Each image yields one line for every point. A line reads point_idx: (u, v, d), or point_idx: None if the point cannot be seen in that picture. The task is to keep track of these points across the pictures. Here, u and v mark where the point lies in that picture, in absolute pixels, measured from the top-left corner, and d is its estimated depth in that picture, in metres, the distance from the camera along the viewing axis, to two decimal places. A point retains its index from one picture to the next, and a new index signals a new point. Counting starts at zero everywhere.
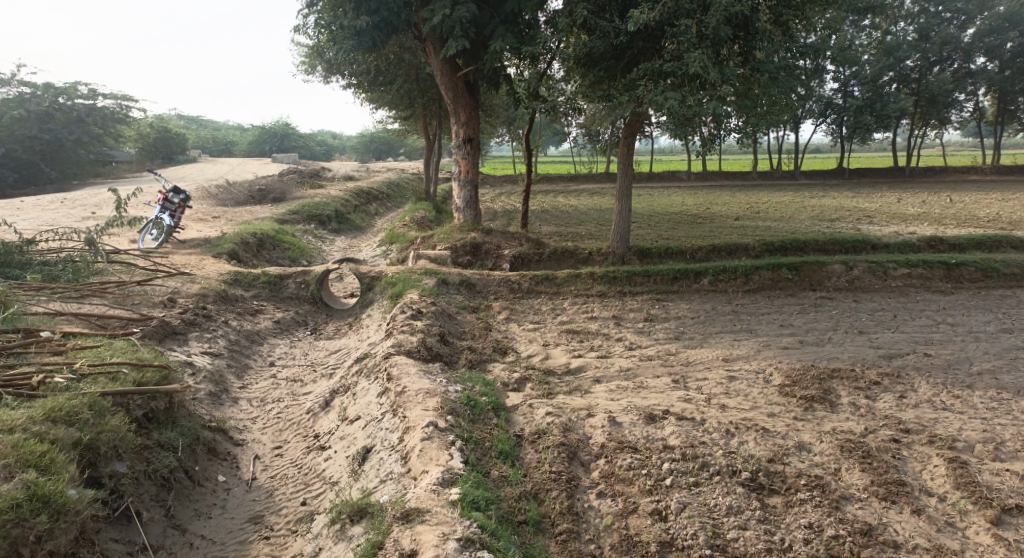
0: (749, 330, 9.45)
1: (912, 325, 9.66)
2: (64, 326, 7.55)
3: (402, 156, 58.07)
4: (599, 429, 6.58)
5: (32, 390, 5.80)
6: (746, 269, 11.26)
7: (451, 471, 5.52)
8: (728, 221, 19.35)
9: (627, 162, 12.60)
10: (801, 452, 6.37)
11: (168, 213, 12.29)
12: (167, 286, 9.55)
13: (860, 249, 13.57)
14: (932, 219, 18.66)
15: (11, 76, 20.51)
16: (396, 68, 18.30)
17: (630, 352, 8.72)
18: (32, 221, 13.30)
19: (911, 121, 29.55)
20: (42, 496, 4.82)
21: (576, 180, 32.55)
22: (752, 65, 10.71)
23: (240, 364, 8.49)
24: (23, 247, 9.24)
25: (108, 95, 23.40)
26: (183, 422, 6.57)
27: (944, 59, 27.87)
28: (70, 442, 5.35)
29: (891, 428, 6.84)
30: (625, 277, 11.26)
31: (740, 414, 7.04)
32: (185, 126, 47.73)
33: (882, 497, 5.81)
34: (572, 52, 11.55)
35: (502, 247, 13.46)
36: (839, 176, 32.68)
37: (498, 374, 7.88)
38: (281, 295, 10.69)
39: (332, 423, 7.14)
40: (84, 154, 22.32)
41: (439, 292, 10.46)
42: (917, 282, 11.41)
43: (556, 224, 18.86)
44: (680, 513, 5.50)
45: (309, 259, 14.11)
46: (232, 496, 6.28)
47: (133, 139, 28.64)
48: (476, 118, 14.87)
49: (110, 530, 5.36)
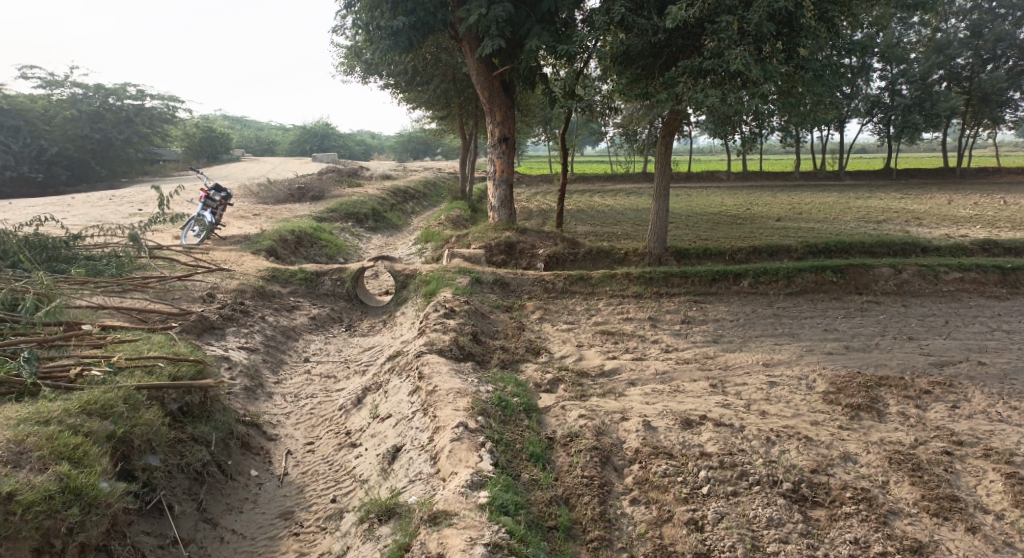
0: (792, 334, 9.17)
1: (964, 332, 9.26)
2: (104, 319, 7.64)
3: (440, 155, 58.40)
4: (633, 434, 6.42)
5: (70, 382, 5.86)
6: (789, 272, 10.93)
7: (480, 473, 5.41)
8: (769, 221, 18.96)
9: (666, 161, 12.36)
10: (846, 463, 6.12)
11: (209, 210, 12.43)
12: (206, 281, 9.64)
13: (909, 252, 13.12)
14: (985, 221, 18.01)
15: (64, 76, 21.07)
16: (433, 67, 18.24)
17: (666, 354, 8.52)
18: (81, 218, 13.60)
19: (962, 121, 28.64)
20: (75, 489, 4.86)
21: (613, 180, 32.24)
22: (797, 62, 10.46)
23: (276, 359, 8.53)
24: (69, 242, 9.42)
25: (156, 95, 23.89)
26: (217, 416, 6.59)
27: (998, 57, 26.84)
28: (104, 435, 5.39)
29: (943, 439, 6.54)
30: (662, 278, 11.01)
31: (781, 421, 6.80)
32: (229, 126, 48.60)
33: (933, 512, 5.54)
34: (611, 49, 11.36)
35: (537, 246, 13.32)
36: (886, 177, 31.79)
37: (531, 375, 7.77)
38: (317, 292, 10.71)
39: (364, 420, 7.10)
40: (132, 153, 22.84)
41: (473, 290, 10.38)
42: (969, 286, 10.97)
43: (593, 224, 18.67)
44: (718, 523, 5.31)
45: (346, 257, 14.18)
46: (264, 491, 6.28)
47: (179, 139, 29.28)
48: (512, 117, 14.76)
49: (142, 523, 5.38)
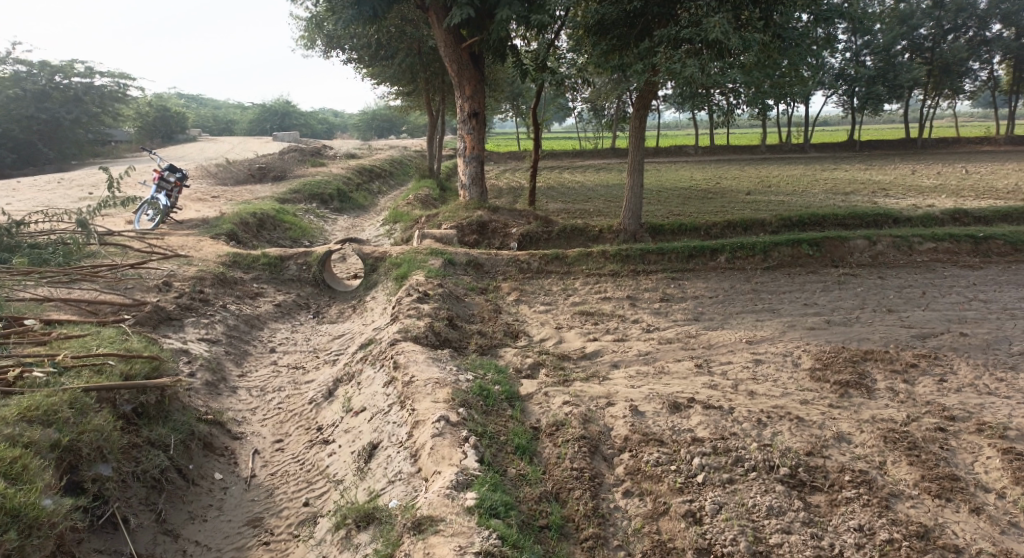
0: (771, 309, 8.96)
1: (943, 302, 9.16)
2: (51, 313, 7.08)
3: (404, 134, 57.29)
4: (621, 420, 6.14)
5: (8, 386, 5.32)
6: (765, 246, 10.74)
7: (465, 472, 5.04)
8: (739, 195, 18.80)
9: (639, 134, 11.99)
10: (841, 443, 5.90)
11: (164, 192, 11.74)
12: (162, 269, 9.06)
13: (881, 223, 13.00)
14: (950, 191, 18.08)
15: (5, 53, 19.89)
16: (397, 41, 17.58)
17: (648, 335, 8.23)
18: (27, 203, 12.81)
19: (923, 91, 28.81)
20: (12, 510, 4.38)
21: (581, 156, 31.80)
22: (774, 30, 10.12)
23: (239, 350, 8.04)
24: (11, 229, 8.74)
25: (105, 72, 22.72)
26: (176, 416, 6.13)
27: (959, 27, 27.09)
28: (47, 445, 4.92)
29: (936, 415, 6.38)
30: (638, 255, 10.70)
31: (771, 401, 6.56)
32: (187, 107, 46.94)
33: (935, 494, 5.35)
34: (583, 19, 10.90)
35: (510, 225, 12.91)
36: (850, 148, 31.94)
37: (510, 360, 7.42)
38: (282, 278, 10.18)
39: (336, 415, 6.69)
40: (82, 134, 21.75)
41: (447, 272, 9.94)
42: (943, 256, 10.88)
43: (563, 201, 18.31)
44: (717, 515, 5.05)
45: (312, 239, 13.61)
46: (230, 496, 5.85)
47: (132, 118, 27.98)
48: (481, 91, 14.21)
49: (94, 541, 4.93)
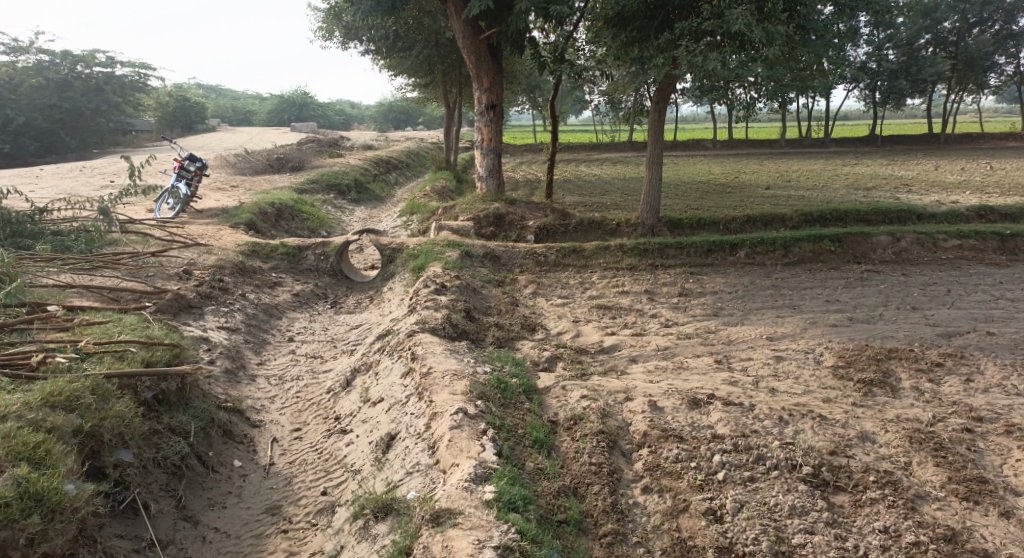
0: (793, 305, 8.85)
1: (969, 301, 8.99)
2: (73, 299, 7.13)
3: (420, 125, 57.36)
4: (639, 415, 6.09)
5: (31, 371, 5.36)
6: (786, 241, 10.61)
7: (484, 465, 5.02)
8: (758, 190, 18.60)
9: (658, 127, 11.85)
10: (865, 443, 5.82)
11: (184, 181, 11.80)
12: (183, 257, 9.12)
13: (905, 220, 12.80)
14: (974, 187, 17.78)
15: (29, 42, 20.09)
16: (416, 32, 17.58)
17: (666, 330, 8.16)
18: (50, 191, 12.94)
19: (947, 86, 28.33)
20: (35, 494, 4.42)
21: (598, 149, 31.68)
22: (798, 21, 9.96)
23: (258, 339, 8.07)
24: (34, 216, 8.81)
25: (127, 62, 22.89)
26: (196, 404, 6.16)
27: (985, 20, 26.52)
28: (70, 430, 4.96)
29: (962, 416, 6.27)
30: (657, 249, 10.61)
31: (792, 399, 6.49)
32: (206, 97, 47.28)
33: (963, 496, 5.26)
34: (603, 11, 10.81)
35: (527, 218, 12.85)
36: (871, 144, 31.52)
37: (527, 353, 7.38)
38: (301, 268, 10.21)
39: (353, 405, 6.70)
40: (103, 123, 21.93)
41: (464, 265, 9.91)
42: (968, 254, 10.69)
43: (580, 194, 18.23)
44: (738, 513, 5.00)
45: (329, 230, 13.64)
46: (249, 483, 5.88)
47: (152, 108, 28.23)
48: (499, 83, 14.15)
49: (115, 526, 4.96)
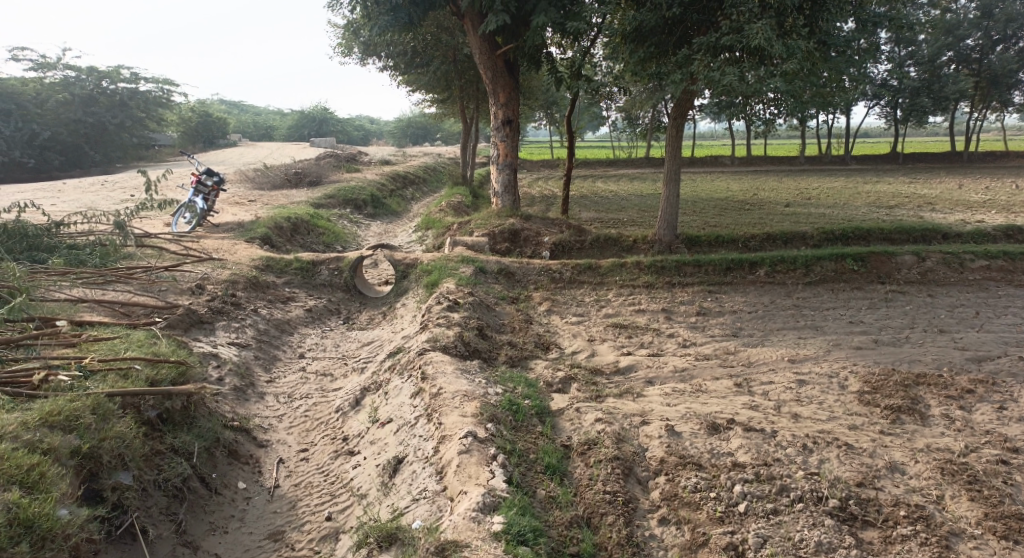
0: (815, 326, 8.58)
1: (998, 324, 8.67)
2: (84, 314, 7.05)
3: (439, 141, 57.62)
4: (656, 440, 5.86)
5: (33, 389, 5.25)
6: (808, 260, 10.32)
7: (493, 493, 4.81)
8: (777, 207, 18.30)
9: (676, 143, 11.64)
10: (894, 474, 5.55)
11: (201, 195, 11.77)
12: (196, 271, 9.03)
13: (929, 239, 12.47)
14: (1001, 206, 17.34)
15: (56, 58, 20.37)
16: (433, 48, 17.60)
17: (684, 350, 7.92)
18: (70, 204, 12.98)
19: (970, 104, 27.85)
20: (26, 520, 4.28)
21: (615, 165, 31.52)
22: (819, 37, 9.76)
23: (268, 356, 7.94)
24: (50, 229, 8.77)
25: (150, 78, 23.13)
26: (201, 423, 6.02)
27: (1009, 37, 26.00)
28: (68, 451, 4.83)
29: (996, 446, 5.98)
30: (674, 267, 10.37)
31: (816, 426, 6.22)
32: (228, 112, 47.83)
33: (1001, 535, 4.98)
34: (620, 26, 10.66)
35: (542, 234, 12.67)
36: (892, 162, 31.07)
37: (540, 373, 7.17)
38: (314, 283, 10.09)
39: (362, 425, 6.53)
40: (126, 137, 22.12)
41: (477, 281, 9.74)
42: (996, 275, 10.34)
43: (597, 211, 18.06)
44: (760, 549, 4.75)
45: (344, 245, 13.56)
46: (253, 507, 5.72)
47: (175, 123, 28.52)
48: (516, 98, 14.00)
49: (111, 551, 4.81)
